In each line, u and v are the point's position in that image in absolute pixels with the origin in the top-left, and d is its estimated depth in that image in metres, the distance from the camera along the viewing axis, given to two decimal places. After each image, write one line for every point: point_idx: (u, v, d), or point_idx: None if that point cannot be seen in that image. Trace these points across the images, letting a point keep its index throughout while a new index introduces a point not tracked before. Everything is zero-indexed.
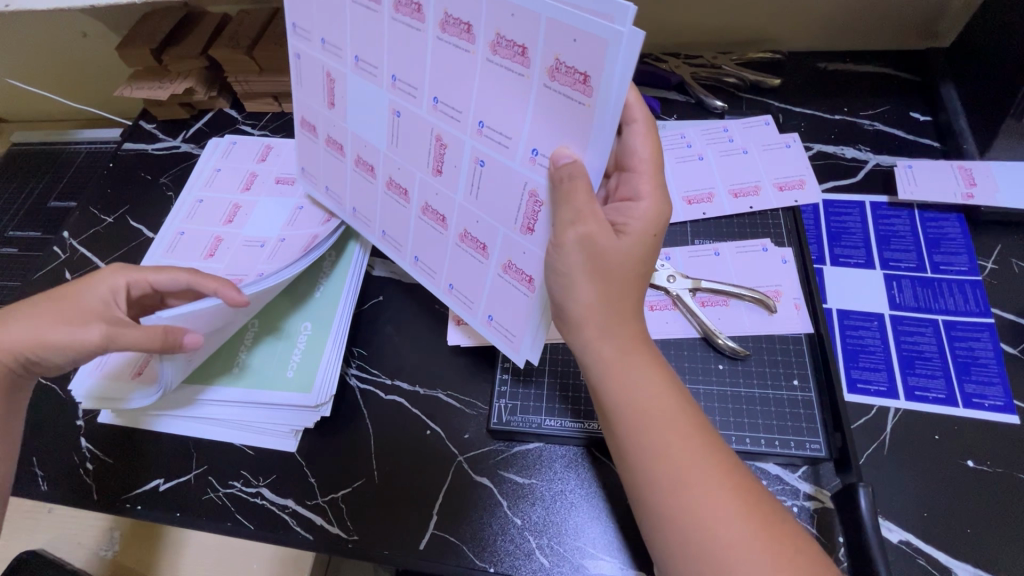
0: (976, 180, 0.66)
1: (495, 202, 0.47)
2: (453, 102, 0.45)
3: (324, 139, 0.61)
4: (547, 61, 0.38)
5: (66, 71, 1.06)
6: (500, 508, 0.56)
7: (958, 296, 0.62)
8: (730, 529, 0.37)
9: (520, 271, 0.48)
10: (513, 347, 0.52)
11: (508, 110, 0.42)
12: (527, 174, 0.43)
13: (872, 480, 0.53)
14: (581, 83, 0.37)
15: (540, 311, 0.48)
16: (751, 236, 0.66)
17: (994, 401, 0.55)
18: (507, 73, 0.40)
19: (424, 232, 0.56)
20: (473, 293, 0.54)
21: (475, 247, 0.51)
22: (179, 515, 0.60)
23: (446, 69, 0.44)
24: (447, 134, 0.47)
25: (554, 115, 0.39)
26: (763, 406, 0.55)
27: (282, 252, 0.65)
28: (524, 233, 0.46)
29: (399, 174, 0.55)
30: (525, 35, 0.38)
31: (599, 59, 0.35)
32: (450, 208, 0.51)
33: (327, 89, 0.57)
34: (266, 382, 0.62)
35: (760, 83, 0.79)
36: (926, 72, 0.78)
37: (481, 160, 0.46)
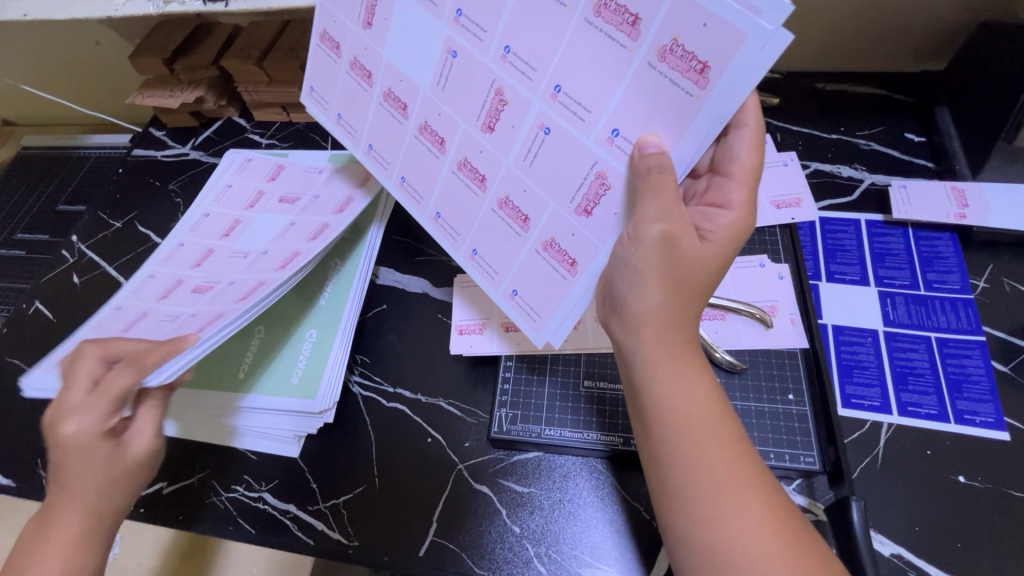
0: (968, 201, 0.67)
1: (552, 174, 0.47)
2: (529, 57, 0.45)
3: (349, 63, 0.61)
4: (661, 40, 0.38)
5: (78, 79, 1.08)
6: (500, 516, 0.57)
7: (950, 314, 0.63)
8: (753, 541, 0.38)
9: (563, 253, 0.49)
10: (534, 325, 0.53)
11: (595, 80, 0.42)
12: (597, 153, 0.44)
13: (866, 493, 0.54)
14: (697, 71, 0.38)
15: (578, 296, 0.49)
16: (748, 252, 0.67)
17: (985, 418, 0.56)
18: (608, 41, 0.40)
19: (455, 188, 0.56)
20: (500, 260, 0.54)
21: (515, 218, 0.52)
22: (183, 518, 0.61)
23: (529, 18, 0.44)
24: (510, 89, 0.47)
25: (652, 98, 0.40)
26: (759, 419, 0.56)
27: (263, 261, 0.64)
28: (577, 214, 0.47)
29: (437, 120, 0.55)
30: (641, 5, 0.38)
31: (728, 52, 0.36)
32: (495, 169, 0.52)
33: (367, 11, 0.57)
34: (272, 386, 0.62)
35: (758, 102, 0.81)
36: (920, 94, 0.80)
37: (547, 127, 0.46)
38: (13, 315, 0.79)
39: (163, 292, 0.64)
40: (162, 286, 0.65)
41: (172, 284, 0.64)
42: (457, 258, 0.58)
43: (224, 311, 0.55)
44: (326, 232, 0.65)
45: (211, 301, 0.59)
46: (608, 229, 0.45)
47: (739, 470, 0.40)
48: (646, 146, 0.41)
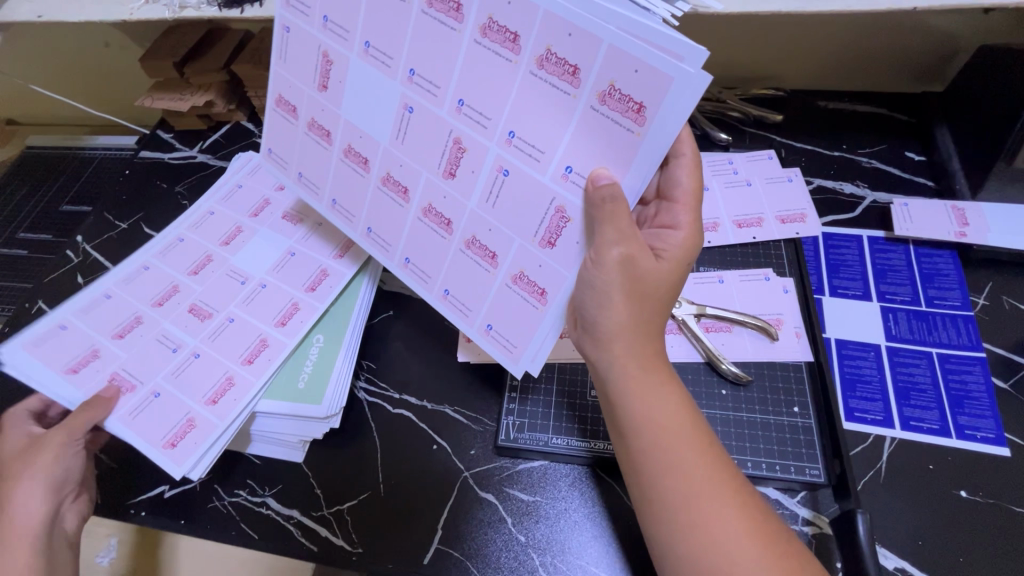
0: (968, 220, 0.68)
1: (515, 210, 0.48)
2: (480, 106, 0.46)
3: (306, 125, 0.60)
4: (600, 85, 0.39)
5: (88, 80, 1.08)
6: (505, 524, 0.57)
7: (951, 330, 0.64)
8: (740, 542, 0.38)
9: (532, 283, 0.49)
10: (512, 357, 0.53)
11: (547, 125, 0.43)
12: (555, 190, 0.45)
13: (871, 507, 0.54)
14: (635, 111, 0.39)
15: (550, 324, 0.50)
16: (754, 266, 0.68)
17: (985, 434, 0.57)
18: (553, 90, 0.42)
19: (422, 234, 0.56)
20: (470, 298, 0.54)
21: (483, 255, 0.52)
22: (185, 522, 0.60)
23: (478, 72, 0.45)
24: (468, 138, 0.48)
25: (598, 137, 0.41)
26: (765, 432, 0.56)
27: (260, 300, 0.67)
28: (542, 247, 0.48)
29: (399, 170, 0.55)
30: (579, 56, 0.39)
31: (658, 93, 0.38)
32: (460, 212, 0.52)
33: (318, 74, 0.56)
34: (276, 390, 0.62)
35: (762, 118, 0.83)
36: (920, 114, 0.82)
37: (505, 169, 0.47)
38: (16, 313, 0.78)
39: (160, 297, 0.68)
40: (160, 290, 0.68)
41: (169, 291, 0.68)
42: (434, 303, 0.58)
43: (229, 381, 0.61)
44: (323, 284, 0.69)
45: (212, 351, 0.63)
46: (574, 259, 0.46)
47: (723, 474, 0.41)
48: (601, 179, 0.42)
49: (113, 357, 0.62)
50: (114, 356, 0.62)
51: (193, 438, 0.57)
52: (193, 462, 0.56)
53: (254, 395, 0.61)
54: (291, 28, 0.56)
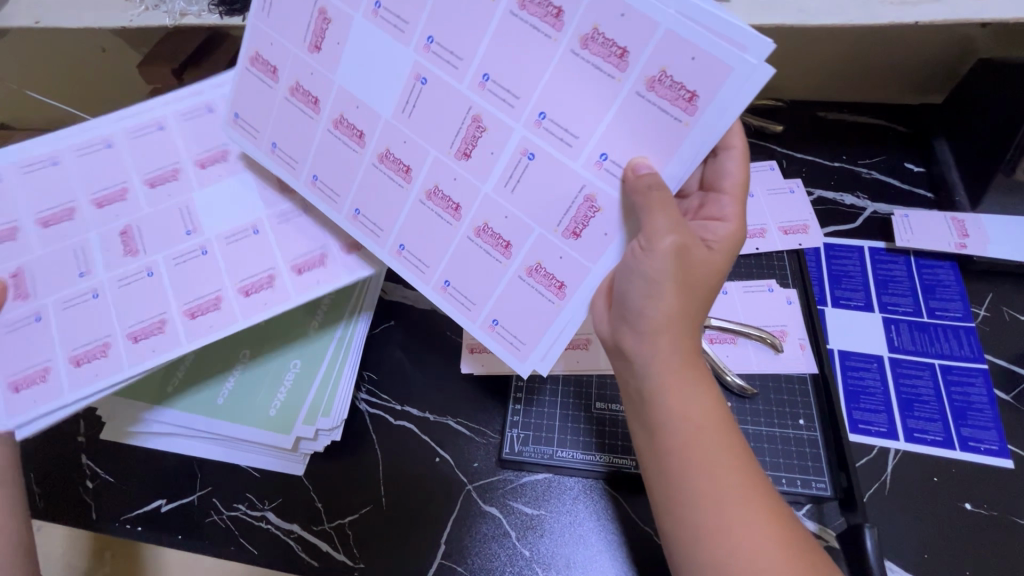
0: (969, 231, 0.69)
1: (538, 198, 0.47)
2: (510, 83, 0.45)
3: (290, 92, 0.56)
4: (650, 71, 0.40)
5: (84, 85, 1.07)
6: (509, 539, 0.57)
7: (953, 341, 0.64)
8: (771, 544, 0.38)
9: (550, 276, 0.49)
10: (518, 356, 0.51)
11: (582, 107, 0.43)
12: (585, 177, 0.45)
13: (877, 520, 0.54)
14: (687, 99, 0.40)
15: (567, 318, 0.49)
16: (757, 276, 0.68)
17: (989, 446, 0.57)
18: (595, 72, 0.42)
19: (423, 218, 0.52)
20: (475, 290, 0.52)
21: (494, 245, 0.50)
22: (182, 537, 0.59)
23: (510, 46, 0.44)
24: (489, 116, 0.46)
25: (641, 125, 0.42)
26: (770, 445, 0.56)
27: (191, 268, 0.56)
28: (564, 237, 0.47)
29: (402, 147, 0.51)
30: (631, 39, 0.40)
31: (714, 83, 0.39)
32: (471, 196, 0.50)
33: (312, 35, 0.53)
34: (251, 417, 0.62)
35: (762, 129, 0.84)
36: (919, 125, 0.82)
37: (530, 153, 0.46)
38: None
39: (104, 197, 0.57)
40: (106, 187, 0.57)
41: (115, 192, 0.57)
42: (429, 294, 0.54)
43: (103, 348, 0.53)
44: (262, 295, 0.56)
45: (114, 301, 0.54)
46: (601, 254, 0.46)
47: (750, 478, 0.41)
48: (641, 166, 0.43)
49: (25, 249, 0.54)
50: (26, 245, 0.55)
51: (35, 393, 0.52)
52: (25, 420, 0.51)
53: (115, 379, 0.52)
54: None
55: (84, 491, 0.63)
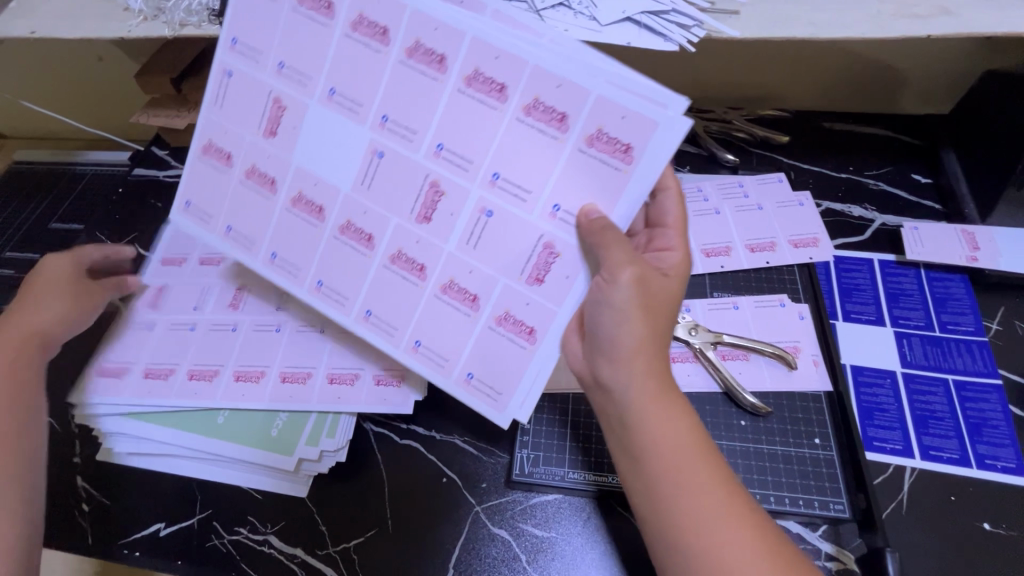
0: (979, 244, 0.68)
1: (500, 252, 0.47)
2: (463, 151, 0.46)
3: (245, 179, 0.55)
4: (588, 129, 0.42)
5: (79, 93, 1.05)
6: (519, 563, 0.55)
7: (966, 356, 0.63)
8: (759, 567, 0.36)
9: (519, 322, 0.48)
10: (495, 406, 0.50)
11: (533, 167, 0.44)
12: (542, 227, 0.46)
13: (895, 540, 0.53)
14: (622, 151, 0.42)
15: (538, 364, 0.48)
16: (768, 291, 0.67)
17: (1006, 463, 0.56)
18: (540, 135, 0.43)
19: (390, 283, 0.52)
20: (448, 347, 0.51)
21: (462, 300, 0.50)
22: (183, 562, 0.57)
23: (461, 120, 0.45)
24: (447, 182, 0.47)
25: (587, 178, 0.44)
26: (786, 465, 0.55)
27: (256, 342, 0.66)
28: (530, 284, 0.47)
29: (363, 217, 0.51)
30: (567, 104, 0.42)
31: (644, 135, 0.41)
32: (436, 255, 0.50)
33: (264, 120, 0.52)
34: (252, 438, 0.60)
35: (768, 139, 0.83)
36: (926, 137, 0.82)
37: (489, 211, 0.47)
38: None
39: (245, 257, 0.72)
40: None
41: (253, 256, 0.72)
42: (400, 358, 0.53)
43: (169, 372, 0.64)
44: (294, 387, 0.62)
45: (199, 338, 0.66)
46: (567, 293, 0.47)
47: (734, 494, 0.39)
48: (593, 212, 0.44)
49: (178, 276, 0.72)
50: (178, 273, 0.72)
51: (104, 383, 0.64)
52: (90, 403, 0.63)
53: (159, 402, 0.62)
54: (234, 73, 0.52)
55: (80, 515, 0.61)
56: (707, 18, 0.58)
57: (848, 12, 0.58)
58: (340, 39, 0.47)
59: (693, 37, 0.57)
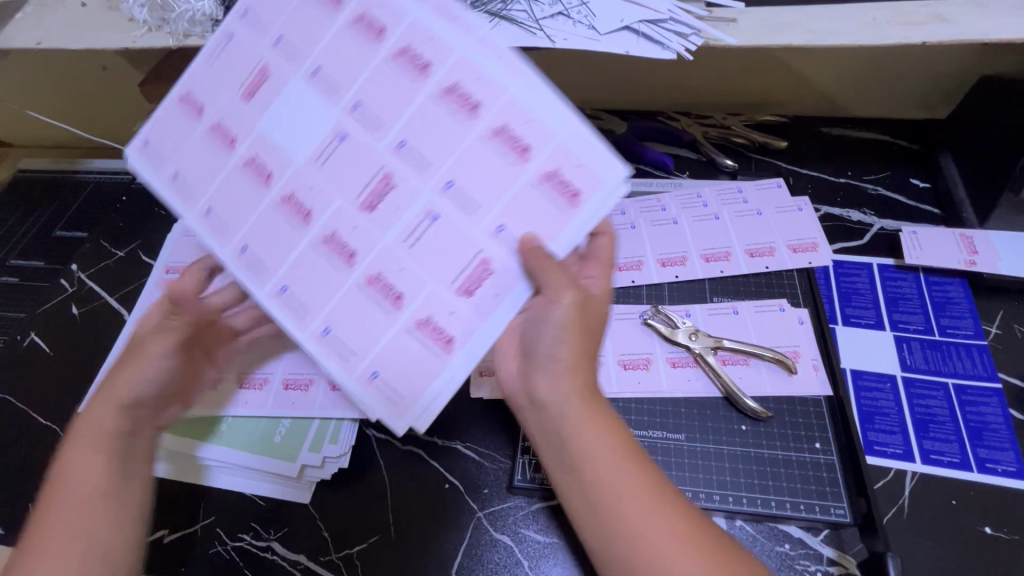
0: (977, 248, 0.69)
1: (434, 259, 0.46)
2: (426, 151, 0.46)
3: (207, 129, 0.51)
4: (545, 166, 0.44)
5: (83, 102, 1.06)
6: (521, 568, 0.55)
7: (965, 360, 0.64)
8: (681, 559, 0.38)
9: (439, 331, 0.46)
10: (395, 412, 0.47)
11: (485, 182, 0.45)
12: (481, 244, 0.45)
13: (896, 545, 0.53)
14: (570, 196, 0.44)
15: (449, 377, 0.46)
16: (767, 296, 0.67)
17: (1006, 467, 0.57)
18: (499, 156, 0.45)
19: (314, 264, 0.49)
20: (359, 339, 0.48)
21: (386, 296, 0.47)
22: (186, 569, 0.58)
23: (431, 123, 0.46)
24: (401, 177, 0.47)
25: (531, 209, 0.45)
26: (787, 469, 0.55)
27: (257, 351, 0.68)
28: (458, 295, 0.46)
29: (308, 192, 0.48)
30: (533, 137, 0.44)
31: (595, 185, 0.44)
32: (370, 246, 0.47)
33: (245, 82, 0.50)
34: (254, 444, 0.62)
35: (767, 145, 0.83)
36: (924, 141, 0.83)
37: (434, 215, 0.46)
38: (7, 346, 0.77)
39: None
40: None
41: None
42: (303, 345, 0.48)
43: None
44: (296, 394, 0.65)
45: None
46: (494, 312, 0.46)
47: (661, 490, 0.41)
48: (530, 242, 0.45)
49: None
50: None
51: None
52: None
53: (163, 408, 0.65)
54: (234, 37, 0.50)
55: None
56: (705, 26, 0.58)
57: (846, 19, 0.58)
58: (339, 29, 0.48)
59: (691, 46, 0.57)
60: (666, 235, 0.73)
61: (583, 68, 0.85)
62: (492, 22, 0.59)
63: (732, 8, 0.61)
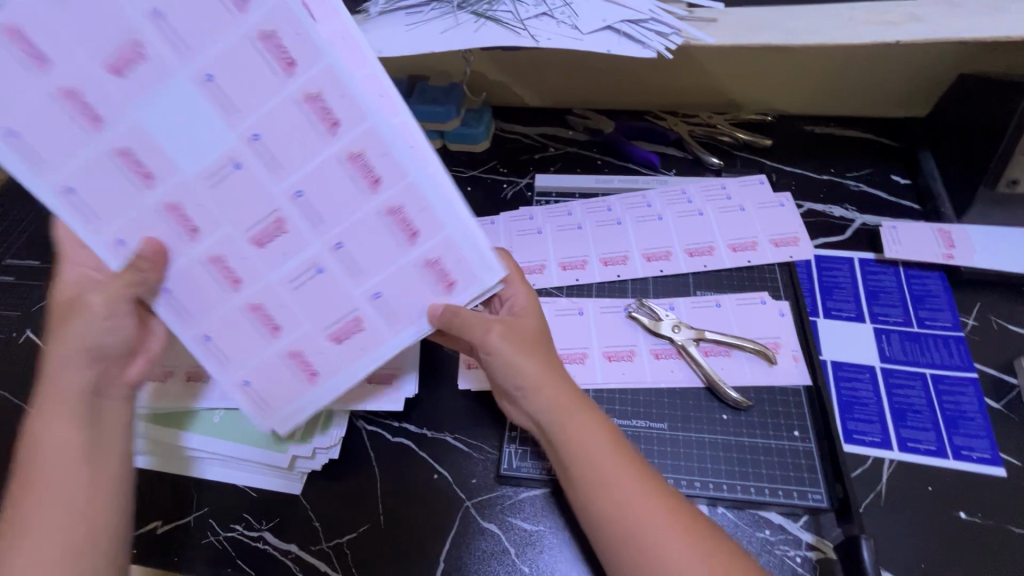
0: (955, 242, 0.70)
1: (316, 306, 0.52)
2: (320, 208, 0.49)
3: (57, 93, 0.44)
4: (429, 255, 0.51)
5: None
6: (507, 556, 0.56)
7: (943, 351, 0.65)
8: (669, 543, 0.42)
9: (307, 364, 0.53)
10: (263, 416, 0.54)
11: (371, 252, 0.51)
12: (358, 305, 0.52)
13: (873, 530, 0.54)
14: (446, 284, 0.52)
15: (312, 401, 0.54)
16: (749, 289, 0.69)
17: (981, 454, 0.58)
18: (389, 237, 0.50)
19: (197, 278, 0.50)
20: (236, 350, 0.52)
21: (263, 322, 0.52)
22: (179, 559, 0.58)
23: (328, 182, 0.48)
24: (293, 224, 0.49)
25: (406, 285, 0.52)
26: (766, 456, 0.57)
27: None
28: (329, 339, 0.53)
29: (196, 208, 0.48)
30: (424, 227, 0.50)
31: (469, 280, 0.52)
32: (257, 277, 0.51)
33: (115, 58, 0.43)
34: (244, 436, 0.62)
35: (752, 143, 0.85)
36: (904, 139, 0.84)
37: (319, 268, 0.51)
38: None
39: None
40: None
41: None
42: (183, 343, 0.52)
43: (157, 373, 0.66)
44: None
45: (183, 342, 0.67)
46: (357, 358, 0.54)
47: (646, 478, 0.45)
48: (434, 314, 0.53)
49: None
50: None
51: None
52: None
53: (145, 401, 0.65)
54: None
55: None
56: (684, 26, 0.60)
57: (822, 18, 0.60)
58: (238, 38, 0.43)
59: (670, 45, 0.59)
60: (651, 231, 0.75)
61: (570, 68, 0.87)
62: (477, 22, 0.60)
63: (712, 8, 0.62)
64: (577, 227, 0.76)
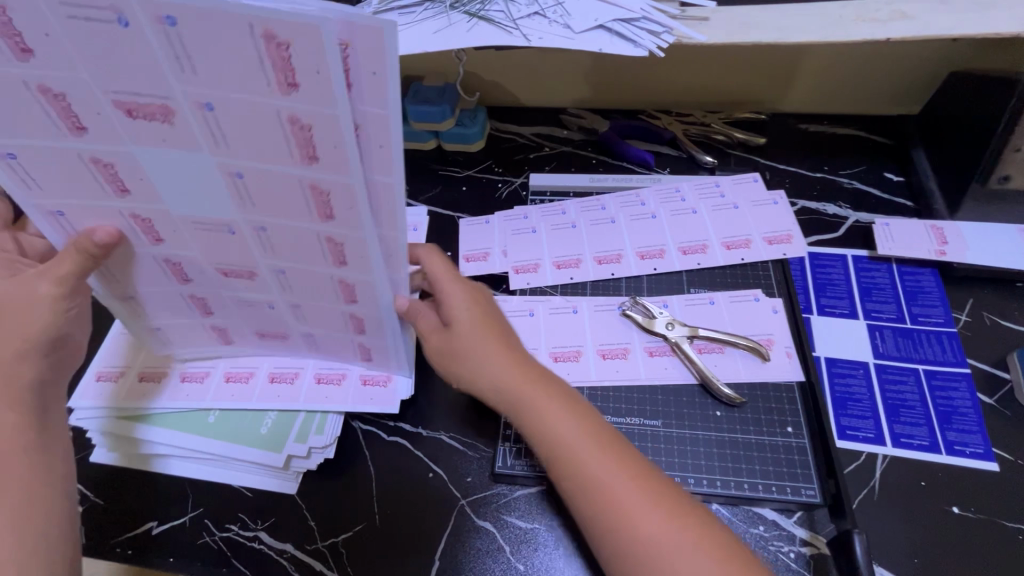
0: (948, 239, 0.71)
1: (249, 318, 0.62)
2: (283, 271, 0.53)
3: (34, 87, 0.40)
4: (363, 341, 0.62)
5: None
6: (502, 553, 0.57)
7: (936, 347, 0.65)
8: (639, 511, 0.42)
9: (224, 335, 0.65)
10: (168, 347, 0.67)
11: (313, 313, 0.59)
12: (289, 330, 0.63)
13: (867, 526, 0.55)
14: (365, 355, 0.64)
15: (225, 353, 0.69)
16: (743, 287, 0.69)
17: (974, 449, 0.58)
18: (337, 318, 0.58)
19: (151, 270, 0.55)
20: (162, 315, 0.61)
21: (199, 308, 0.61)
22: (174, 560, 0.58)
23: (298, 255, 0.51)
24: (258, 271, 0.54)
25: (331, 340, 0.63)
26: (760, 453, 0.57)
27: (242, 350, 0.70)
28: (254, 334, 0.65)
29: (166, 227, 0.51)
30: (371, 326, 0.58)
31: (389, 364, 0.65)
32: (209, 287, 0.58)
33: (126, 97, 0.40)
34: (239, 437, 0.63)
35: (746, 141, 0.85)
36: (897, 137, 0.85)
37: (269, 305, 0.59)
38: None
39: None
40: None
41: None
42: (103, 297, 0.58)
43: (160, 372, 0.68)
44: (282, 387, 0.67)
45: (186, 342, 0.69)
46: (273, 350, 0.68)
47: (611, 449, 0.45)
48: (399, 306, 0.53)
49: None
50: None
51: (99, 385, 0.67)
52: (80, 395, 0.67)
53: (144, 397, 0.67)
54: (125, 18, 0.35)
55: None
56: (676, 25, 0.61)
57: (813, 16, 0.60)
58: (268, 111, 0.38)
59: (662, 43, 0.59)
60: (645, 230, 0.75)
61: (565, 68, 0.87)
62: (469, 22, 0.60)
63: (704, 7, 0.63)
64: (572, 226, 0.76)
